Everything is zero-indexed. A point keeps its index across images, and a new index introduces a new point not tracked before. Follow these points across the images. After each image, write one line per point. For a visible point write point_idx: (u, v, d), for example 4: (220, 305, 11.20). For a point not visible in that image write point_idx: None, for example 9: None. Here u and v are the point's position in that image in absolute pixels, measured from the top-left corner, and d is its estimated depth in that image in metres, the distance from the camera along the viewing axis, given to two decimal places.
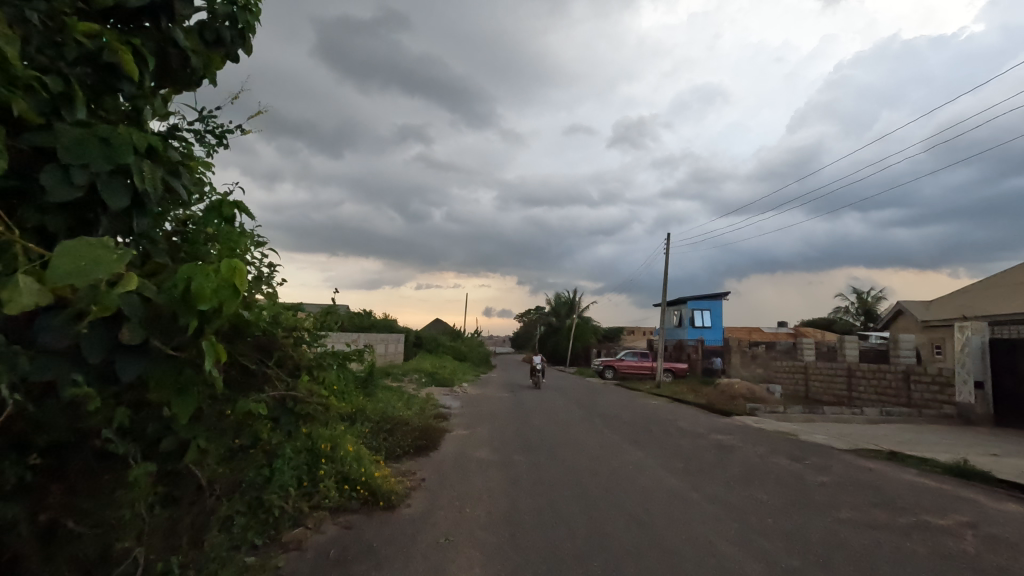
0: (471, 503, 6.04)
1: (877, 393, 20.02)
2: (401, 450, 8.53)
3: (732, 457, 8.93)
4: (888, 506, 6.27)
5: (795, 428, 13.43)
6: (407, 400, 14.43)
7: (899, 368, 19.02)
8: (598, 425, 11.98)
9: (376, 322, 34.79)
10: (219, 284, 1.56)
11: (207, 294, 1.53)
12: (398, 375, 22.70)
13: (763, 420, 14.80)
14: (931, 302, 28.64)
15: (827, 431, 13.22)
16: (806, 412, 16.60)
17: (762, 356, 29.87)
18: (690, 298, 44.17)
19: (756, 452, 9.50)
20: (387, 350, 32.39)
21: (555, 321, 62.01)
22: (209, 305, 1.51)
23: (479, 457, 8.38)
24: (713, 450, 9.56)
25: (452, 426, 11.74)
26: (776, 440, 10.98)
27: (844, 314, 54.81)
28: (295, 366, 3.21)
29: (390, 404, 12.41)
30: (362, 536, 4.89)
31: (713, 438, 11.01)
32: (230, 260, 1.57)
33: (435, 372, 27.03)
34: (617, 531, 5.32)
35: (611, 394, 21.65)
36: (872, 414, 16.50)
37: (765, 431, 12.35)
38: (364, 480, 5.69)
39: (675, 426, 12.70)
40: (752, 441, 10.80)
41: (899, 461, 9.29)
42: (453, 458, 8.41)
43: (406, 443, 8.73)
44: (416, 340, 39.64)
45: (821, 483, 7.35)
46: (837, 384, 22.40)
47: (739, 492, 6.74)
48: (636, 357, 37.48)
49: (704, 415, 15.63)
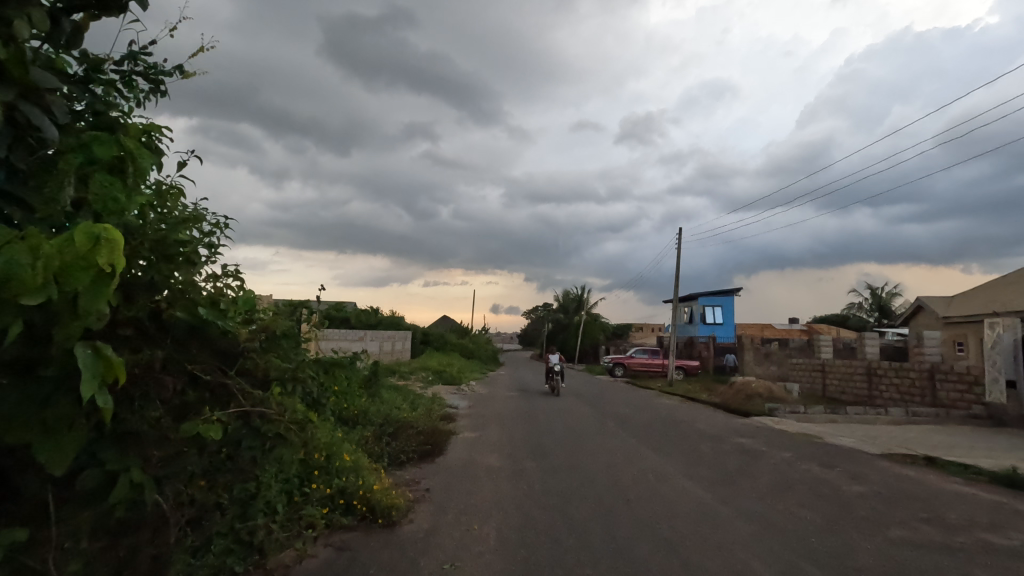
0: (480, 516, 5.56)
1: (899, 392, 19.33)
2: (406, 454, 8.05)
3: (757, 464, 8.38)
4: (940, 521, 5.70)
5: (818, 430, 12.81)
6: (412, 400, 13.96)
7: (923, 366, 18.33)
8: (612, 427, 11.44)
9: (382, 319, 34.26)
10: (76, 262, 1.38)
11: (44, 283, 1.35)
12: (404, 373, 22.20)
13: (783, 421, 14.21)
14: (953, 297, 27.79)
15: (852, 432, 12.61)
16: (828, 412, 15.96)
17: (776, 354, 29.21)
18: (701, 295, 43.49)
19: (782, 457, 8.93)
20: (393, 347, 31.98)
21: (563, 318, 61.52)
22: (36, 297, 1.32)
23: (488, 464, 7.89)
24: (736, 455, 9.01)
25: (459, 429, 11.23)
26: (802, 444, 10.42)
27: (857, 310, 53.80)
28: (263, 380, 2.71)
29: (394, 405, 11.92)
30: (358, 559, 4.38)
31: (734, 442, 10.45)
32: (84, 227, 1.39)
33: (442, 370, 26.49)
34: (641, 551, 4.81)
35: (622, 393, 21.11)
36: (897, 414, 15.83)
37: (788, 434, 11.76)
38: (363, 493, 5.15)
39: (692, 428, 12.14)
40: (776, 445, 10.23)
41: (938, 467, 8.68)
42: (460, 464, 7.93)
43: (410, 447, 8.24)
44: (423, 337, 39.23)
45: (858, 493, 6.80)
46: (856, 382, 21.70)
47: (771, 504, 6.20)
48: (647, 354, 36.80)
49: (721, 415, 15.07)
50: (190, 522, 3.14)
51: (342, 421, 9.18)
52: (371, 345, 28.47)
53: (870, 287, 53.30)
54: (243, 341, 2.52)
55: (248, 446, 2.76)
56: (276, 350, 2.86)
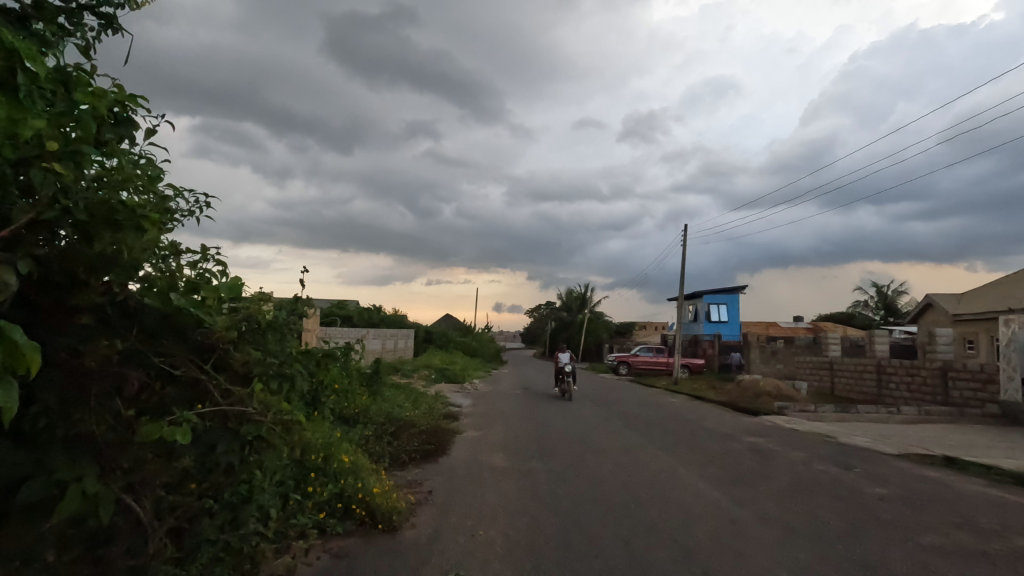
0: (486, 520, 5.28)
1: (910, 390, 18.99)
2: (408, 454, 7.75)
3: (771, 464, 8.09)
4: (972, 526, 5.40)
5: (831, 429, 12.50)
6: (415, 399, 13.72)
7: (934, 364, 17.99)
8: (618, 426, 11.18)
9: (384, 317, 34.02)
10: None
11: None
12: (406, 371, 21.99)
13: (793, 420, 13.90)
14: (963, 295, 27.41)
15: (865, 432, 12.31)
16: (838, 411, 15.65)
17: (782, 352, 28.90)
18: (706, 293, 43.18)
19: (797, 457, 8.64)
20: (396, 345, 31.80)
21: (566, 317, 61.27)
22: None
23: (495, 465, 7.61)
24: (749, 455, 8.72)
25: (463, 427, 10.97)
26: (816, 444, 10.13)
27: (862, 309, 53.33)
28: (242, 374, 2.41)
29: (396, 404, 11.67)
30: (357, 567, 4.11)
31: (746, 441, 10.15)
32: None
33: (445, 368, 26.25)
34: (657, 557, 4.53)
35: (627, 392, 20.85)
36: (909, 412, 15.50)
37: (800, 433, 11.45)
38: (362, 497, 4.88)
39: (701, 426, 11.86)
40: (790, 445, 9.93)
41: (960, 468, 8.36)
42: (463, 464, 7.64)
43: (412, 447, 7.96)
44: (426, 335, 39.03)
45: (882, 496, 6.50)
46: (865, 380, 21.38)
47: (790, 507, 5.91)
48: (652, 352, 36.48)
49: (728, 414, 14.79)
50: (171, 531, 2.88)
51: (339, 419, 8.91)
52: (373, 343, 28.29)
53: (875, 285, 52.89)
54: (218, 331, 2.24)
55: (225, 450, 2.43)
56: (255, 340, 2.60)
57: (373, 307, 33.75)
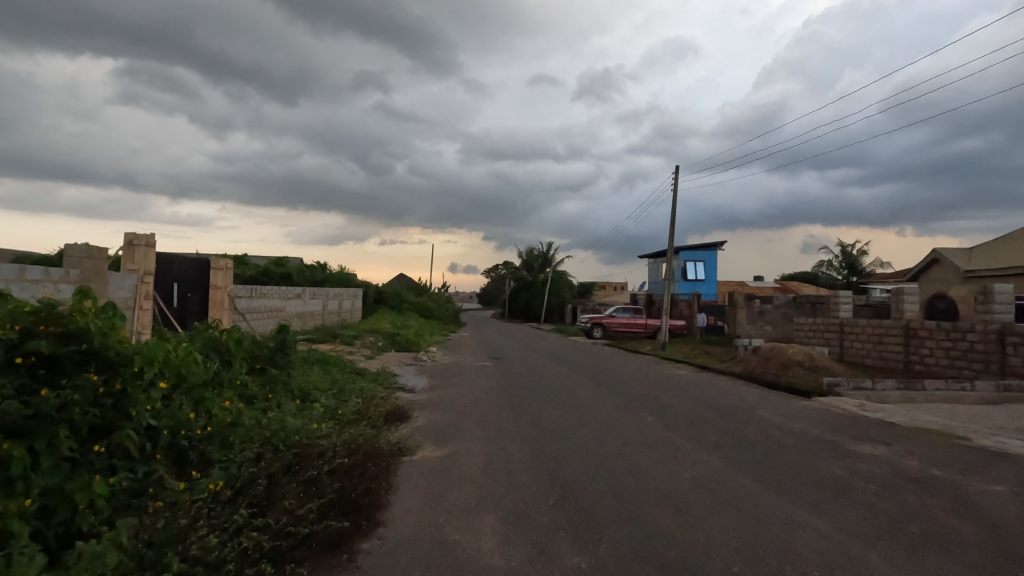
0: None
1: (951, 357, 16.03)
2: (289, 532, 3.58)
3: (997, 524, 4.39)
4: None
5: (928, 421, 9.11)
6: (345, 382, 9.39)
7: (989, 328, 15.02)
8: (660, 431, 7.27)
9: (329, 276, 29.01)
10: None
11: None
12: (346, 339, 17.52)
13: (864, 405, 10.44)
14: (970, 250, 24.67)
15: (981, 424, 8.89)
16: (900, 386, 12.29)
17: (773, 312, 26.07)
18: (681, 249, 39.96)
19: (1003, 499, 5.00)
20: (341, 307, 27.11)
21: (528, 276, 57.00)
22: None
23: (487, 566, 3.52)
24: (925, 496, 5.02)
25: (416, 437, 6.77)
26: (969, 456, 6.58)
27: (828, 269, 50.80)
28: None
29: (309, 401, 7.33)
30: None
31: (867, 456, 6.48)
32: None
33: (397, 334, 21.75)
34: None
35: (620, 361, 17.15)
36: (983, 386, 12.27)
37: (911, 434, 7.94)
38: None
39: (768, 424, 8.18)
40: (940, 461, 6.33)
41: None
42: (418, 559, 3.56)
43: (303, 522, 3.72)
44: (378, 295, 34.40)
45: None
46: (887, 345, 18.39)
47: None
48: (630, 313, 32.98)
49: (769, 396, 11.33)
50: None
51: (162, 453, 4.59)
52: (313, 304, 23.60)
53: (842, 245, 51.00)
54: None
55: None
56: None
57: (315, 263, 28.76)
